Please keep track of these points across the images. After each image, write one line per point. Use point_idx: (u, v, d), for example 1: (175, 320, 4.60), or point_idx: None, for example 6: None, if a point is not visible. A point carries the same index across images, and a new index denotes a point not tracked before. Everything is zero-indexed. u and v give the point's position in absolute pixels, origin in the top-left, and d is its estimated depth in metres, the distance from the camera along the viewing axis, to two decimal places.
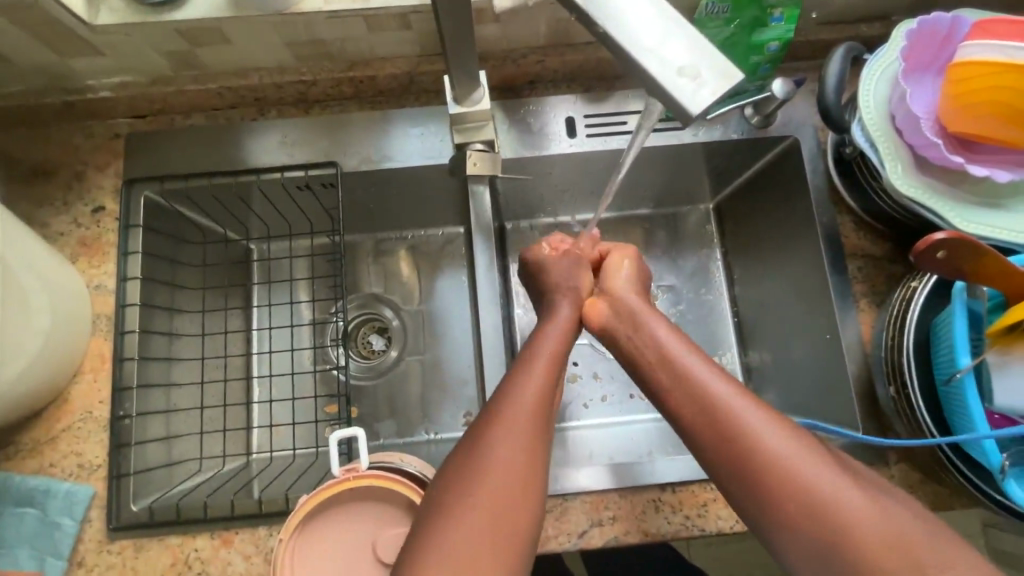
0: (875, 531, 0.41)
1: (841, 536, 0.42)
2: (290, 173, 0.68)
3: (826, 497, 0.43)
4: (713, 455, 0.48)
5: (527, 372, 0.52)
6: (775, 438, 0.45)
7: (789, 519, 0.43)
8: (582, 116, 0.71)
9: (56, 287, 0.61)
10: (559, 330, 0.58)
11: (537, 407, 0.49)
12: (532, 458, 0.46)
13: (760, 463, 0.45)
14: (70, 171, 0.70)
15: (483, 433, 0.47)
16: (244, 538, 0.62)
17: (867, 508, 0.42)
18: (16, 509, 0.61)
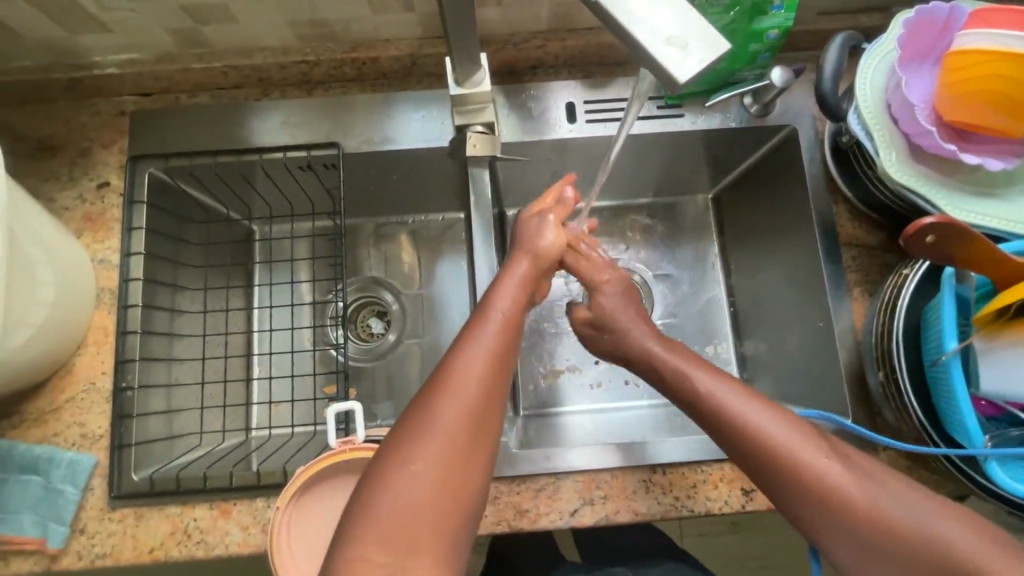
0: (923, 537, 0.43)
1: (889, 544, 0.44)
2: (292, 153, 0.69)
3: (877, 514, 0.44)
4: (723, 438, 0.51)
5: (478, 332, 0.50)
6: (820, 457, 0.47)
7: (796, 496, 0.47)
8: (581, 102, 0.72)
9: (61, 259, 0.62)
10: (515, 283, 0.56)
11: (487, 366, 0.47)
12: (480, 419, 0.45)
13: (788, 467, 0.47)
14: (76, 147, 0.71)
15: (428, 397, 0.46)
16: (242, 510, 0.63)
17: (921, 522, 0.44)
18: (20, 476, 0.62)
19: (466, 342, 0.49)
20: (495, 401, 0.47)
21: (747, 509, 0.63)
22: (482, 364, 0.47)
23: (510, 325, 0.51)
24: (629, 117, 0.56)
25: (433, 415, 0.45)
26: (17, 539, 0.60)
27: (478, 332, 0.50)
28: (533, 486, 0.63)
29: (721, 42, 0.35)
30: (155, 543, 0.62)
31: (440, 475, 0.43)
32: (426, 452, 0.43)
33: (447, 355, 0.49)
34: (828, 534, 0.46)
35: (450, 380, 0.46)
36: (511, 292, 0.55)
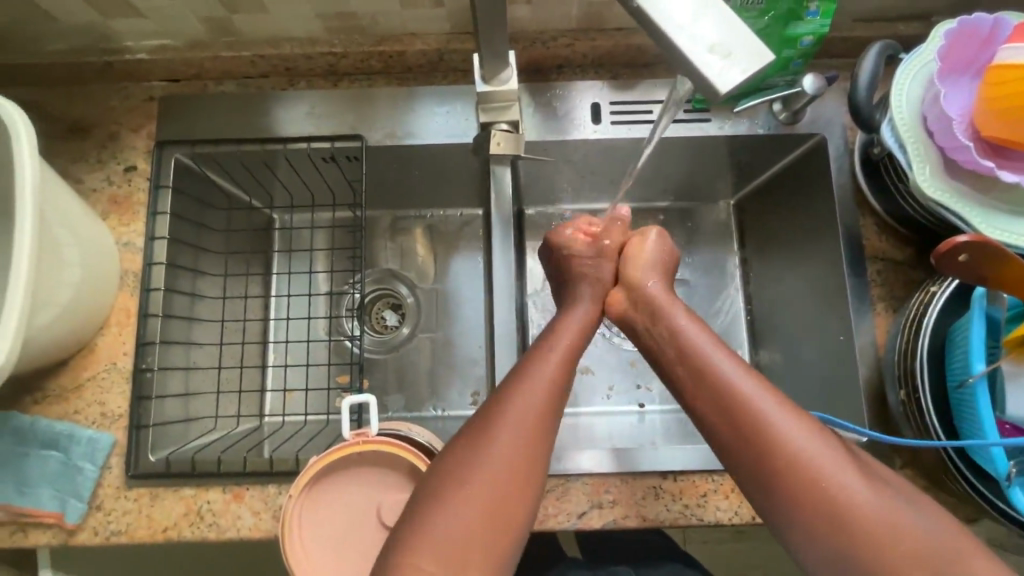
0: (884, 527, 0.42)
1: (848, 531, 0.43)
2: (316, 144, 0.70)
3: (841, 496, 0.44)
4: (738, 450, 0.48)
5: (537, 366, 0.52)
6: (791, 430, 0.46)
7: (809, 518, 0.44)
8: (607, 103, 0.71)
9: (88, 241, 0.63)
10: (576, 325, 0.59)
11: (548, 397, 0.50)
12: (537, 448, 0.48)
13: (754, 436, 0.47)
14: (105, 130, 0.72)
15: (490, 422, 0.48)
16: (254, 495, 0.64)
17: (887, 514, 0.43)
18: (41, 451, 0.64)
19: (526, 371, 0.52)
20: (547, 435, 0.49)
21: (757, 521, 0.62)
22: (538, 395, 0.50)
23: (568, 361, 0.54)
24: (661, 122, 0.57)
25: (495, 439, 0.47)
26: (36, 512, 0.62)
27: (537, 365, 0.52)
28: (543, 487, 0.64)
29: (764, 51, 0.34)
30: (169, 523, 0.63)
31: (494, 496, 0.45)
32: (486, 475, 0.45)
33: (503, 385, 0.52)
34: (819, 552, 0.44)
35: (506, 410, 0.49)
36: (573, 330, 0.58)
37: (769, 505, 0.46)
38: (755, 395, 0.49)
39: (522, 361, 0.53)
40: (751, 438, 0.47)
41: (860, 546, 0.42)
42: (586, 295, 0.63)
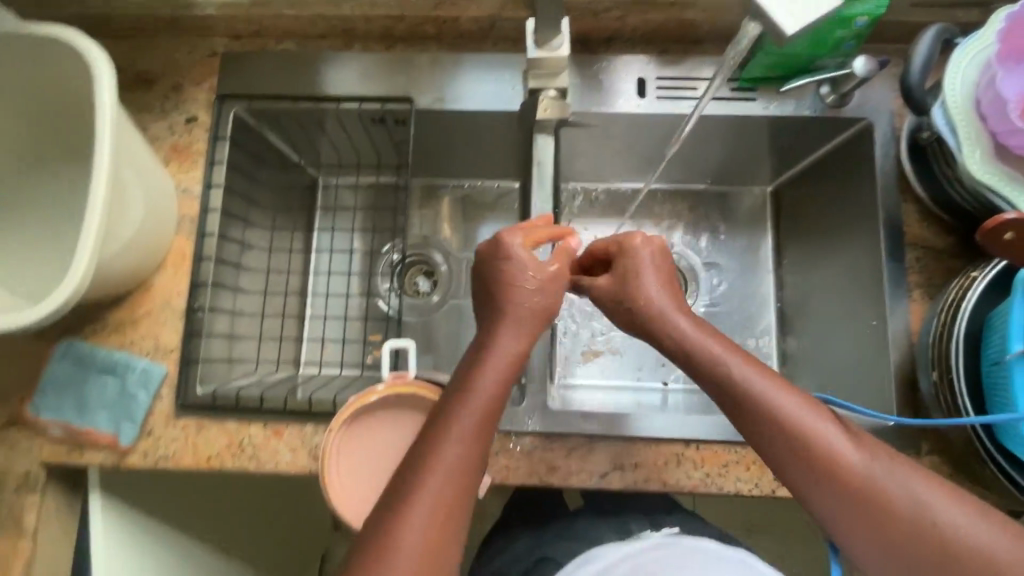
0: (940, 528, 0.43)
1: (907, 532, 0.44)
2: (368, 105, 0.73)
3: (893, 500, 0.45)
4: (782, 467, 0.49)
5: (446, 432, 0.49)
6: (835, 436, 0.48)
7: (877, 532, 0.45)
8: (653, 78, 0.72)
9: (151, 183, 0.67)
10: (499, 366, 0.53)
11: (470, 442, 0.48)
12: (456, 500, 0.47)
13: (801, 443, 0.48)
14: (169, 82, 0.76)
15: (408, 480, 0.47)
16: (293, 432, 0.67)
17: (941, 516, 0.44)
18: (98, 377, 0.68)
19: (448, 413, 0.50)
20: (458, 504, 0.47)
21: (776, 495, 0.63)
22: (447, 465, 0.47)
23: (485, 415, 0.50)
24: (706, 95, 0.65)
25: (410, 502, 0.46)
26: (93, 432, 0.67)
27: (448, 427, 0.49)
28: (567, 446, 0.66)
29: None
30: (213, 453, 0.67)
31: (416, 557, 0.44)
32: (409, 527, 0.45)
33: (413, 454, 0.48)
34: (878, 552, 0.45)
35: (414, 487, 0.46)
36: (493, 373, 0.52)
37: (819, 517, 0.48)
38: (791, 406, 0.49)
39: (447, 400, 0.51)
40: (799, 448, 0.48)
41: (918, 545, 0.44)
42: (515, 321, 0.55)
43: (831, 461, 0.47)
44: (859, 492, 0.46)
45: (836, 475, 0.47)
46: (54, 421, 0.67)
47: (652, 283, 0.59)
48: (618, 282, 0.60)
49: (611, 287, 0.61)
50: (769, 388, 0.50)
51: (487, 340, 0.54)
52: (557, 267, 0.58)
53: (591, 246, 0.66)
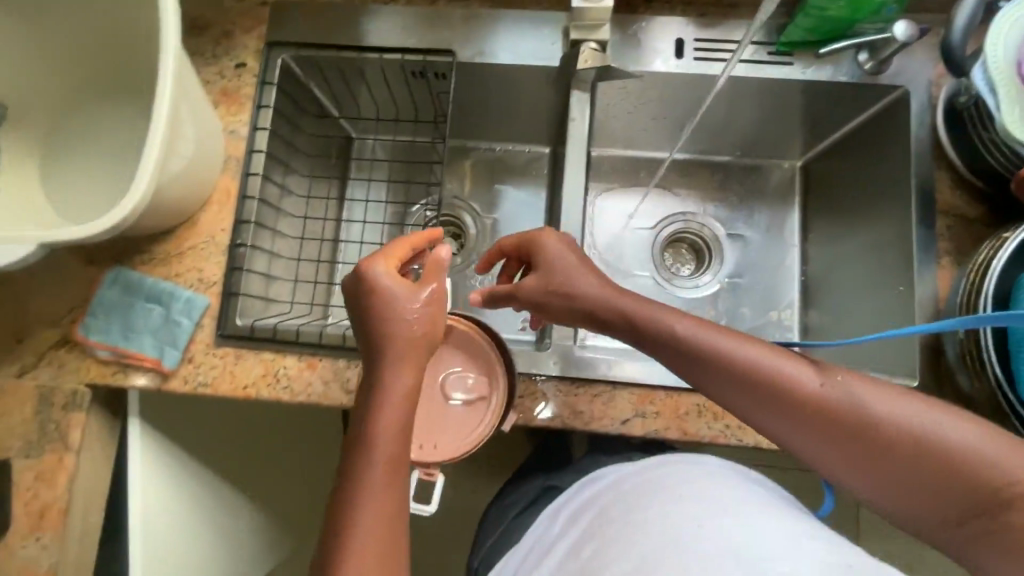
0: (910, 441, 0.44)
1: (880, 450, 0.46)
2: (411, 57, 0.75)
3: (862, 421, 0.46)
4: (750, 411, 0.52)
5: (363, 463, 0.49)
6: (794, 371, 0.50)
7: (852, 455, 0.47)
8: (691, 39, 0.73)
9: (203, 121, 0.70)
10: (393, 395, 0.52)
11: (388, 454, 0.50)
12: (392, 499, 0.49)
13: (764, 381, 0.50)
14: (221, 29, 0.79)
15: (350, 491, 0.49)
16: (326, 365, 0.70)
17: (911, 429, 0.45)
18: (145, 304, 0.71)
19: (362, 438, 0.50)
20: (394, 513, 0.49)
21: None
22: (372, 490, 0.48)
23: (396, 437, 0.50)
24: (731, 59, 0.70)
25: (358, 509, 0.48)
26: (138, 355, 0.70)
27: (362, 463, 0.49)
28: (591, 391, 0.67)
29: None
30: (249, 381, 0.70)
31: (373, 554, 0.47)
32: (357, 535, 0.47)
33: (340, 495, 0.50)
34: (859, 475, 0.47)
35: (348, 519, 0.48)
36: (385, 403, 0.51)
37: (795, 449, 0.51)
38: (746, 350, 0.51)
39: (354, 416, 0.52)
40: (761, 389, 0.50)
41: (892, 459, 0.45)
42: (399, 356, 0.52)
43: (789, 395, 0.49)
44: (823, 416, 0.48)
45: (798, 407, 0.49)
46: (101, 342, 0.70)
47: (570, 267, 0.62)
48: (547, 278, 0.62)
49: (537, 281, 0.63)
50: (715, 342, 0.53)
51: (375, 378, 0.52)
52: (434, 290, 0.54)
53: (507, 240, 0.67)
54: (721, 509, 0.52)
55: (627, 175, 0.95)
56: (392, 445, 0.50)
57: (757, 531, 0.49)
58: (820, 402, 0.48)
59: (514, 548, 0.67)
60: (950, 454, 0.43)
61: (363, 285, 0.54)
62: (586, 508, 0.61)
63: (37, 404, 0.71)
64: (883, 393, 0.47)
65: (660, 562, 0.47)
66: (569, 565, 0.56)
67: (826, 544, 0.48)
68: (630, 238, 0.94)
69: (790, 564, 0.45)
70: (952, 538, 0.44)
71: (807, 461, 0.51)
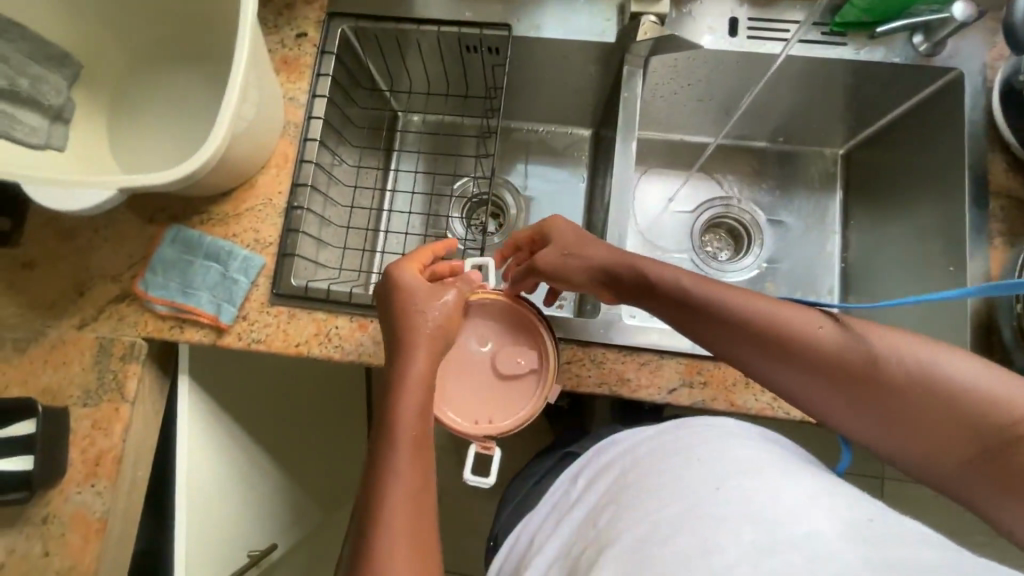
0: (917, 382, 0.45)
1: (887, 393, 0.46)
2: (467, 30, 0.77)
3: (866, 365, 0.47)
4: (758, 365, 0.53)
5: (388, 439, 0.49)
6: (800, 322, 0.51)
7: (859, 401, 0.48)
8: (745, 18, 0.74)
9: (267, 85, 0.72)
10: (416, 380, 0.52)
11: (416, 411, 0.51)
12: (421, 453, 0.50)
13: (770, 333, 0.52)
14: (284, 0, 0.81)
15: (382, 447, 0.49)
16: (377, 327, 0.71)
17: (916, 372, 0.45)
18: (203, 262, 0.73)
19: (389, 409, 0.51)
20: (422, 480, 0.49)
21: None
22: (401, 460, 0.48)
23: (419, 416, 0.51)
24: (790, 39, 0.71)
25: (390, 460, 0.48)
26: (196, 310, 0.71)
27: (386, 441, 0.49)
28: (638, 359, 0.68)
29: None
30: (301, 339, 0.71)
31: (404, 507, 0.47)
32: (389, 503, 0.47)
33: (367, 472, 0.49)
34: (869, 422, 0.48)
35: (377, 492, 0.47)
36: (408, 387, 0.52)
37: (804, 402, 0.52)
38: (752, 303, 0.53)
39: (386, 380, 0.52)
40: (765, 340, 0.52)
41: (899, 402, 0.46)
42: (421, 345, 0.54)
43: (798, 347, 0.51)
44: (829, 363, 0.49)
45: (804, 358, 0.50)
46: (160, 298, 0.72)
47: (582, 236, 0.64)
48: (560, 248, 0.63)
49: (553, 252, 0.63)
50: (724, 296, 0.55)
51: (403, 358, 0.53)
52: (454, 295, 0.56)
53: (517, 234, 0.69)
54: (736, 469, 0.47)
55: (668, 158, 0.96)
56: (416, 408, 0.51)
57: (774, 488, 0.44)
58: (827, 351, 0.49)
59: (535, 509, 0.64)
60: (957, 392, 0.44)
61: (390, 284, 0.57)
62: (609, 470, 0.57)
63: (95, 355, 0.73)
64: (886, 339, 0.48)
65: (675, 526, 0.43)
66: (584, 531, 0.51)
67: (849, 501, 0.43)
68: (667, 219, 0.95)
69: (809, 523, 0.40)
70: (967, 485, 0.44)
71: (818, 414, 0.52)
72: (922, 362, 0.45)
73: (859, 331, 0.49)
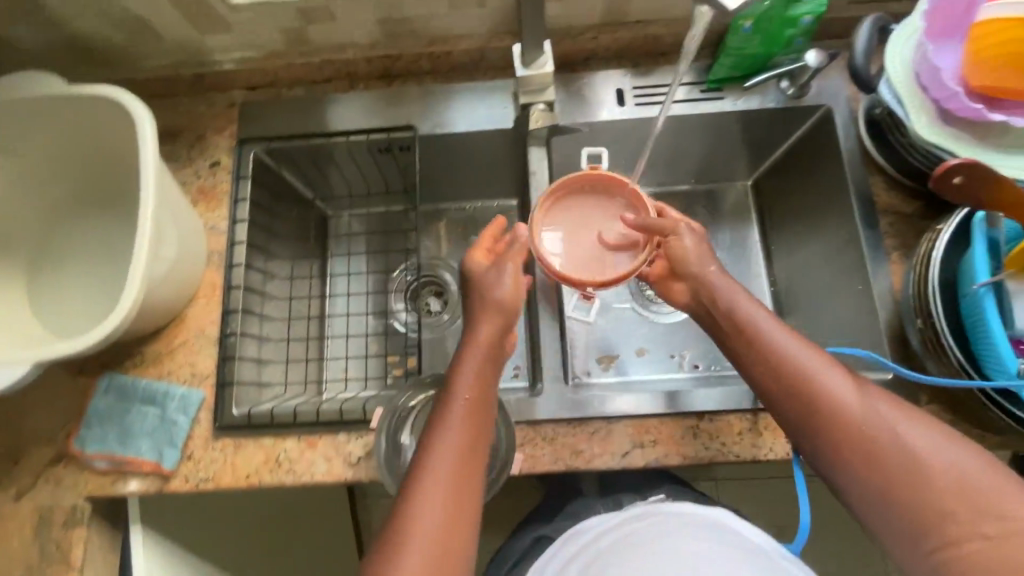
0: (926, 462, 0.52)
1: (897, 464, 0.53)
2: (375, 137, 0.80)
3: (887, 434, 0.54)
4: (788, 409, 0.59)
5: (446, 408, 0.57)
6: (837, 381, 0.57)
7: (867, 464, 0.54)
8: (630, 88, 0.80)
9: (184, 222, 0.73)
10: (477, 351, 0.60)
11: (469, 409, 0.57)
12: (470, 450, 0.55)
13: (809, 382, 0.58)
14: (194, 133, 0.83)
15: (442, 414, 0.57)
16: (327, 443, 0.70)
17: (931, 454, 0.52)
18: (140, 407, 0.72)
19: (452, 379, 0.59)
20: (474, 453, 0.55)
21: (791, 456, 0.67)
22: (452, 434, 0.55)
23: (473, 397, 0.58)
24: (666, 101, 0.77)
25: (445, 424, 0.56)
26: (137, 460, 0.69)
27: (446, 411, 0.57)
28: (588, 429, 0.69)
29: None
30: (251, 470, 0.70)
31: (446, 492, 0.52)
32: (431, 467, 0.53)
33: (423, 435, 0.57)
34: (866, 486, 0.54)
35: (427, 453, 0.54)
36: (475, 357, 0.60)
37: (819, 455, 0.57)
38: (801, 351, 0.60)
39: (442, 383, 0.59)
40: (803, 389, 0.58)
41: (904, 476, 0.52)
42: (479, 322, 0.62)
43: (830, 401, 0.57)
44: (850, 420, 0.55)
45: (830, 412, 0.56)
46: (98, 453, 0.70)
47: (699, 246, 0.69)
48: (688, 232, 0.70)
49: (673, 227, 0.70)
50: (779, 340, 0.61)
51: (469, 336, 0.62)
52: (514, 263, 0.65)
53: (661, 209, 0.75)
54: None
55: None
56: (473, 380, 0.59)
57: None
58: (856, 413, 0.55)
59: None
60: (959, 476, 0.50)
61: (462, 273, 0.68)
62: (569, 562, 0.57)
63: (36, 526, 0.69)
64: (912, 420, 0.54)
65: None
66: None
67: None
68: None
69: None
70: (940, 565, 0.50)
71: (822, 468, 0.57)
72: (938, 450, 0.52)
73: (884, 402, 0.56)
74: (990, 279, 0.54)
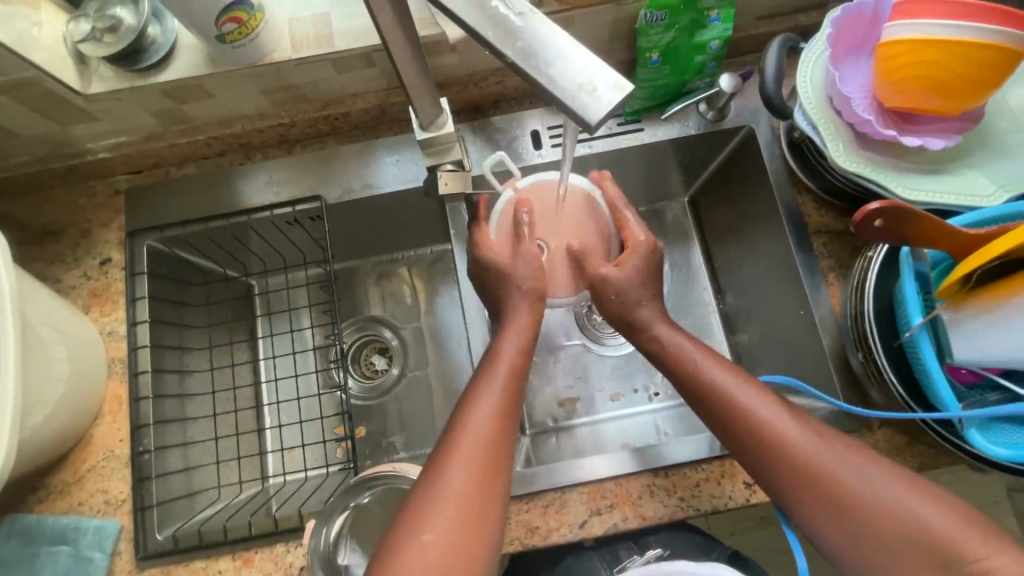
0: (893, 502, 0.48)
1: (864, 507, 0.49)
2: (278, 211, 0.72)
3: (852, 477, 0.50)
4: (748, 458, 0.55)
5: (492, 375, 0.56)
6: (791, 426, 0.53)
7: (830, 512, 0.50)
8: (545, 128, 0.75)
9: (71, 335, 0.65)
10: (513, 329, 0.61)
11: (490, 429, 0.52)
12: (488, 479, 0.50)
13: (765, 429, 0.54)
14: (77, 229, 0.75)
15: (485, 380, 0.56)
16: (263, 557, 0.65)
17: (900, 491, 0.49)
18: (50, 548, 0.65)
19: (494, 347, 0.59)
20: (509, 430, 0.53)
21: (753, 502, 0.65)
22: (490, 415, 0.53)
23: (516, 374, 0.57)
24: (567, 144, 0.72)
25: (487, 389, 0.55)
26: None
27: (485, 385, 0.55)
28: (540, 502, 0.65)
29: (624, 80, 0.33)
30: None
31: (463, 508, 0.48)
32: (464, 440, 0.51)
33: (455, 412, 0.55)
34: (834, 534, 0.50)
35: (466, 426, 0.52)
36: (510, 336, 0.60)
37: (785, 504, 0.53)
38: (750, 398, 0.56)
39: (462, 398, 0.55)
40: (759, 438, 0.54)
41: (874, 520, 0.48)
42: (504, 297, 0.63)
43: (789, 446, 0.52)
44: (811, 466, 0.51)
45: (788, 459, 0.52)
46: None
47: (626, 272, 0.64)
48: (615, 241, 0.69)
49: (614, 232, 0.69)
50: (740, 397, 0.56)
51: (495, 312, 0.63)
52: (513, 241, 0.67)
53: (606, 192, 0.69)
54: None
55: None
56: (510, 346, 0.59)
57: None
58: (816, 459, 0.51)
59: None
60: (921, 513, 0.48)
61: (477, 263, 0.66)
62: None
63: None
64: (879, 467, 0.50)
65: None
66: None
67: None
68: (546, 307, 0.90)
69: None
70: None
71: (793, 517, 0.53)
72: (899, 489, 0.49)
73: (842, 448, 0.52)
74: (925, 318, 0.53)
